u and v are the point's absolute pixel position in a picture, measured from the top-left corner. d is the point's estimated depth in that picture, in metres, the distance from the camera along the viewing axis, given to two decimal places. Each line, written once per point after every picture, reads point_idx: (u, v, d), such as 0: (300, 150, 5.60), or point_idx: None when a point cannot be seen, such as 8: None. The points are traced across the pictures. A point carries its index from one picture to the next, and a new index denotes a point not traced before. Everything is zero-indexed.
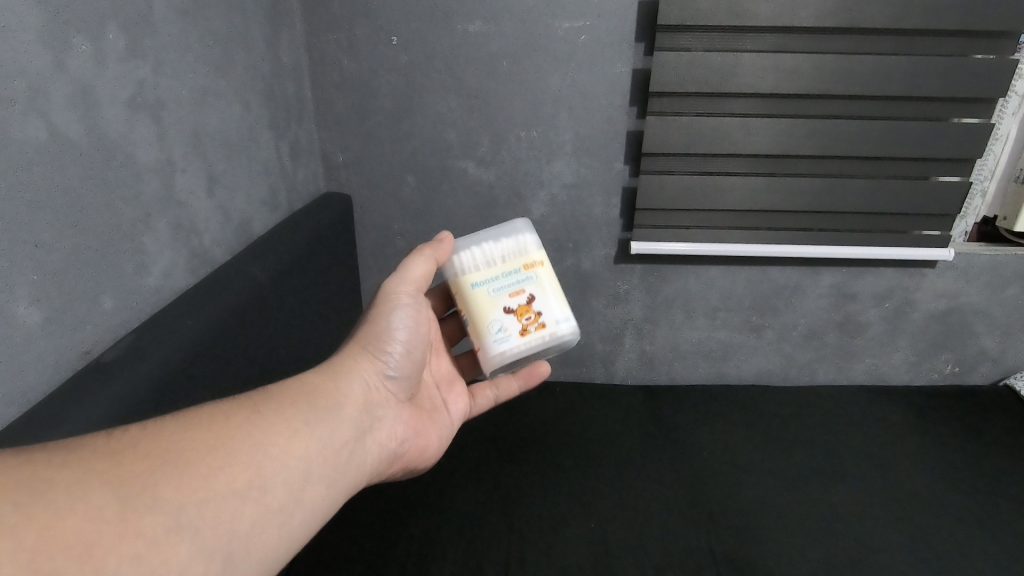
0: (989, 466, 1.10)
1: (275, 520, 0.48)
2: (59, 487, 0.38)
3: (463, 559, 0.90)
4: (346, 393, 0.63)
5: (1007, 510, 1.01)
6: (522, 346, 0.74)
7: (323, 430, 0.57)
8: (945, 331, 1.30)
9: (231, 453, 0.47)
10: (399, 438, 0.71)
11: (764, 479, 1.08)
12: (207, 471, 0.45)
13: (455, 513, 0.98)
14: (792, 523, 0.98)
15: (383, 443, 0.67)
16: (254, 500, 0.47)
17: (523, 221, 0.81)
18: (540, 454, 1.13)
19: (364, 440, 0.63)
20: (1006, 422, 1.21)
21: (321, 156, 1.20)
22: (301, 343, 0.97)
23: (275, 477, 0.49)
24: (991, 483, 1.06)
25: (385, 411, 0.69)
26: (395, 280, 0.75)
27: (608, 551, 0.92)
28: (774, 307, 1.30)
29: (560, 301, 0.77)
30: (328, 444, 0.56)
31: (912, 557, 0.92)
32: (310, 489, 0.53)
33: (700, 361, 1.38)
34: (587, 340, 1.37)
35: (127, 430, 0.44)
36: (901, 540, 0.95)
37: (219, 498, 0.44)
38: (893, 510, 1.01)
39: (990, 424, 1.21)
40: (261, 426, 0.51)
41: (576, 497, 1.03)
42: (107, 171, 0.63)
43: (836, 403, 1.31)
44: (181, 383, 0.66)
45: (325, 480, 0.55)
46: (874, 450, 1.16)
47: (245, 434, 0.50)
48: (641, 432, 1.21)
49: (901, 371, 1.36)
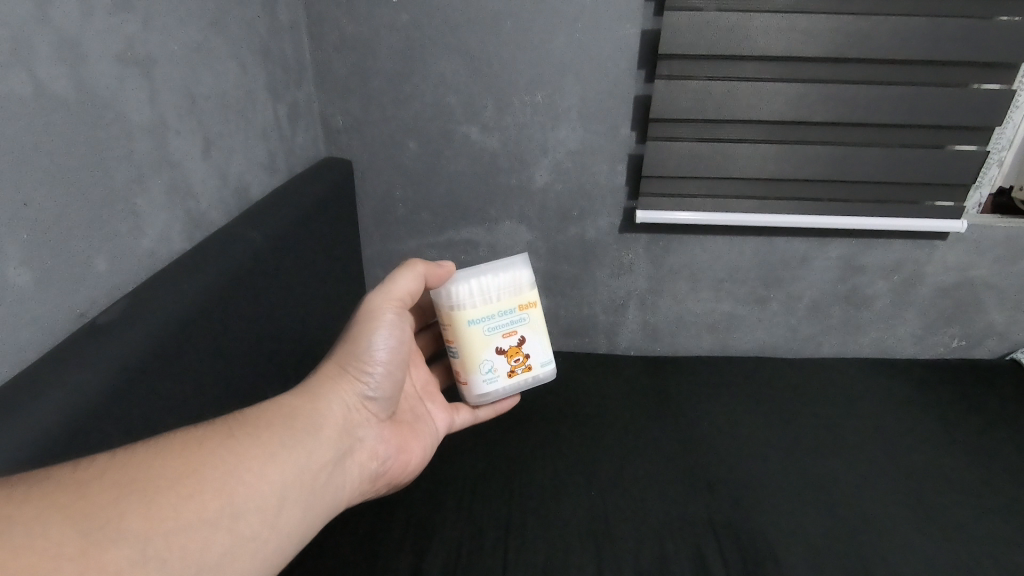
0: (991, 440, 1.10)
1: (248, 546, 0.48)
2: (15, 527, 0.38)
3: (463, 528, 0.91)
4: (326, 413, 0.62)
5: (1009, 484, 1.01)
6: (507, 385, 0.81)
7: (300, 453, 0.56)
8: (952, 304, 1.28)
9: (204, 478, 0.47)
10: (381, 457, 0.71)
11: (763, 450, 1.09)
12: (178, 500, 0.44)
13: (456, 482, 0.99)
14: (790, 496, 0.99)
15: (363, 462, 0.67)
16: (226, 528, 0.47)
17: (522, 256, 0.82)
18: (540, 424, 1.13)
19: (343, 459, 0.62)
20: (1010, 396, 1.21)
21: (321, 120, 1.17)
22: (300, 311, 0.97)
23: (250, 501, 0.49)
24: (992, 457, 1.06)
25: (366, 429, 0.68)
26: (380, 295, 0.73)
27: (607, 519, 0.93)
28: (781, 279, 1.28)
29: (545, 343, 0.83)
30: (307, 466, 0.56)
31: (910, 529, 0.93)
32: (287, 512, 0.52)
33: (704, 333, 1.37)
34: (590, 311, 1.36)
35: (95, 461, 0.44)
36: (901, 514, 0.95)
37: (189, 528, 0.44)
38: (892, 482, 1.02)
39: (994, 399, 1.20)
40: (235, 450, 0.51)
41: (575, 467, 1.03)
42: (98, 133, 0.62)
43: (840, 375, 1.30)
44: (180, 346, 0.66)
45: (303, 503, 0.55)
46: (876, 422, 1.16)
47: (221, 459, 0.49)
48: (643, 402, 1.21)
49: (906, 344, 1.35)
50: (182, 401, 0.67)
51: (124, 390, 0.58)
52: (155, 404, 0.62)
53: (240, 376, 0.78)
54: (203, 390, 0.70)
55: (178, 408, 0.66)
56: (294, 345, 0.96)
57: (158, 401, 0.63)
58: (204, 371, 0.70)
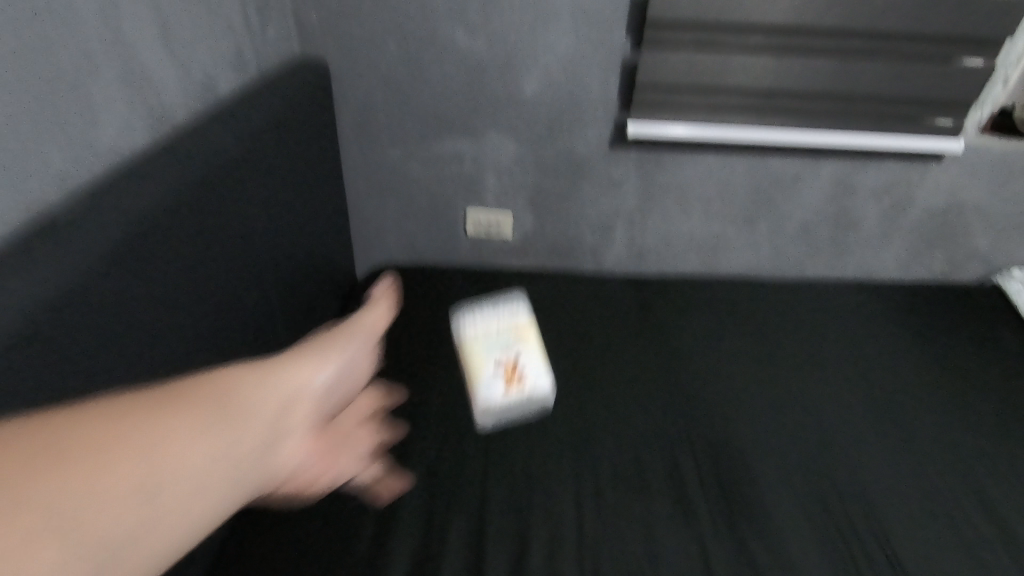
0: (962, 361, 1.14)
1: (154, 532, 0.39)
2: None
3: (439, 445, 0.97)
4: (292, 393, 0.54)
5: (971, 406, 1.06)
6: None
7: (248, 434, 0.47)
8: (941, 226, 1.28)
9: (118, 446, 0.39)
10: (334, 462, 0.60)
11: (742, 368, 1.11)
12: (70, 471, 0.36)
13: (433, 402, 1.04)
14: (759, 412, 1.03)
15: (310, 467, 0.55)
16: (129, 506, 0.38)
17: None
18: (522, 341, 1.16)
19: (300, 450, 0.53)
20: (984, 318, 1.24)
21: (293, 16, 1.08)
22: (276, 221, 0.94)
23: (167, 479, 0.41)
24: (960, 378, 1.11)
25: (327, 422, 0.59)
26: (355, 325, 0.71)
27: (584, 433, 0.98)
28: (773, 198, 1.26)
29: None
30: (255, 453, 0.47)
31: (870, 445, 0.99)
32: (213, 501, 0.44)
33: (690, 253, 1.35)
34: (576, 230, 1.33)
35: (1, 422, 0.38)
36: (867, 430, 1.01)
37: (78, 498, 0.36)
38: (860, 399, 1.07)
39: (969, 321, 1.24)
40: (168, 421, 0.43)
41: (558, 385, 1.07)
42: (36, 9, 0.55)
43: (822, 296, 1.31)
44: (145, 248, 0.63)
45: (235, 493, 0.46)
46: (853, 342, 1.18)
47: (153, 421, 0.42)
48: (625, 320, 1.22)
49: (890, 267, 1.35)
50: (137, 302, 0.63)
51: (90, 290, 0.57)
52: (122, 307, 0.61)
53: (205, 281, 0.75)
54: (160, 292, 0.67)
55: (133, 307, 0.63)
56: (268, 252, 0.92)
57: (124, 303, 0.62)
58: (160, 271, 0.66)
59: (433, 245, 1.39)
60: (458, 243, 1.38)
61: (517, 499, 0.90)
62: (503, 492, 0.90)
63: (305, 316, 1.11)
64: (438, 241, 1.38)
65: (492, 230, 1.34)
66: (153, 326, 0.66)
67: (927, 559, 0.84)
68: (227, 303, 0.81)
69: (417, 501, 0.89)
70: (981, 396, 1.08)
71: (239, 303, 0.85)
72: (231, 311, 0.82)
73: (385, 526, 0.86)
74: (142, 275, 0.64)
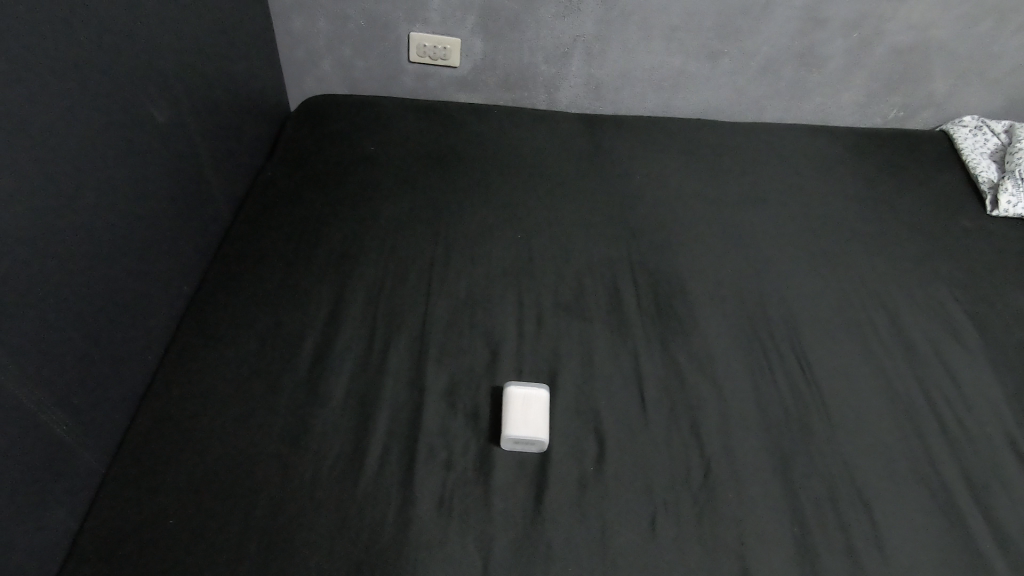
0: (899, 197, 1.23)
1: None
2: None
3: (386, 261, 0.97)
4: None
5: (903, 232, 1.15)
6: None
7: None
8: (903, 69, 1.35)
9: None
10: None
11: (689, 196, 1.17)
12: None
13: (381, 223, 1.03)
14: (697, 236, 1.09)
15: None
16: None
17: None
18: (473, 168, 1.17)
19: None
20: (921, 163, 1.32)
21: None
22: (180, 20, 0.89)
23: None
24: (886, 215, 1.18)
25: None
26: None
27: (530, 251, 1.02)
28: (739, 29, 1.26)
29: None
30: None
31: (801, 267, 1.05)
32: None
33: (649, 90, 1.37)
34: (530, 60, 1.31)
35: None
36: (796, 255, 1.07)
37: None
38: (795, 226, 1.13)
39: (905, 166, 1.31)
40: None
41: (506, 210, 1.09)
42: None
43: (776, 137, 1.34)
44: (38, 11, 0.62)
45: None
46: (795, 177, 1.25)
47: None
48: (583, 150, 1.24)
49: (847, 113, 1.43)
50: (21, 59, 0.60)
51: None
52: (22, 72, 0.61)
53: (93, 57, 0.71)
54: (46, 55, 0.64)
55: (16, 63, 0.60)
56: (169, 47, 0.87)
57: (23, 69, 0.61)
58: (47, 32, 0.64)
59: (375, 71, 1.33)
60: (399, 68, 1.32)
61: (460, 303, 0.92)
62: (451, 296, 0.93)
63: (225, 138, 1.06)
64: (381, 69, 1.32)
65: (438, 51, 1.28)
66: (47, 90, 0.64)
67: (831, 353, 0.92)
68: (127, 93, 0.78)
69: (360, 308, 0.90)
70: (900, 231, 1.15)
71: (141, 94, 0.81)
72: (130, 100, 0.78)
73: (328, 329, 0.87)
74: (38, 43, 0.62)
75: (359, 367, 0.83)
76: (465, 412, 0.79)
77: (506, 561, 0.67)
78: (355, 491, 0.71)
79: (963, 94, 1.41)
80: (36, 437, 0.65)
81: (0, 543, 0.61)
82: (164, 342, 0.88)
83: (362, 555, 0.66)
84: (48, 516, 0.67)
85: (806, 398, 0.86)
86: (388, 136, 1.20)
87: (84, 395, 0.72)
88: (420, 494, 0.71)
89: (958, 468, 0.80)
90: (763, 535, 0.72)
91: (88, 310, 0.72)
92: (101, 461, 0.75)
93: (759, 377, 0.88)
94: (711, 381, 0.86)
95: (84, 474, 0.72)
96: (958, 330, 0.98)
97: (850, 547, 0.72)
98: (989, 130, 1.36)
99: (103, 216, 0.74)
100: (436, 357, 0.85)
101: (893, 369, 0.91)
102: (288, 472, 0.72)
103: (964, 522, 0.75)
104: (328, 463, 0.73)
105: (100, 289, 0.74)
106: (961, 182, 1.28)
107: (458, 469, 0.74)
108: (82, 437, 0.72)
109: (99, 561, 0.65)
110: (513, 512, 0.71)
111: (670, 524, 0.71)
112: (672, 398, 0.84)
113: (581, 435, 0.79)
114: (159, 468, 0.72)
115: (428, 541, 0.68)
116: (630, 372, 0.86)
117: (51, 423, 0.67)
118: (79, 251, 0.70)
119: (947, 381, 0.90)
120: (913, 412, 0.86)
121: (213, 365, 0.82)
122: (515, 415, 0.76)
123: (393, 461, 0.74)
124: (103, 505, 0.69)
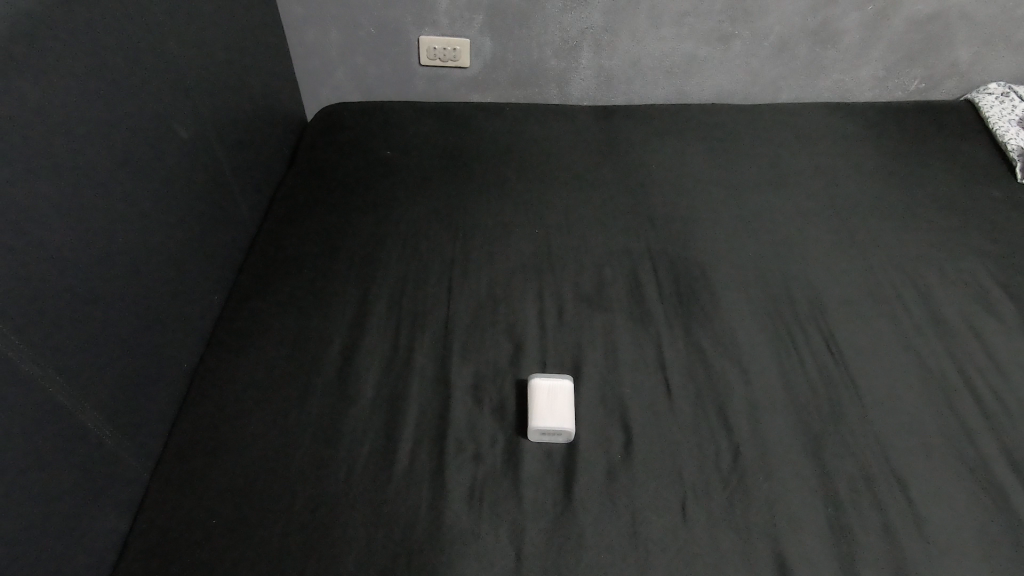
0: (923, 169, 1.20)
1: None
2: None
3: (406, 262, 0.99)
4: None
5: (928, 205, 1.12)
6: None
7: None
8: (923, 40, 1.31)
9: None
10: None
11: (706, 182, 1.16)
12: None
13: (399, 225, 1.05)
14: (714, 221, 1.08)
15: None
16: None
17: None
18: (488, 166, 1.17)
19: None
20: (946, 134, 1.28)
21: None
22: (198, 41, 0.92)
23: None
24: (911, 190, 1.15)
25: None
26: None
27: (548, 246, 1.02)
28: (749, 11, 1.25)
29: None
30: None
31: (824, 246, 1.04)
32: None
33: (661, 78, 1.36)
34: (540, 55, 1.31)
35: None
36: (818, 233, 1.06)
37: None
38: (817, 204, 1.12)
39: (930, 139, 1.27)
40: None
41: (521, 206, 1.09)
42: None
43: (793, 116, 1.32)
44: (67, 44, 0.66)
45: None
46: (815, 156, 1.22)
47: None
48: (597, 142, 1.24)
49: (867, 88, 1.40)
50: (54, 89, 0.64)
51: (26, 76, 0.61)
52: (57, 101, 0.65)
53: (112, 77, 0.73)
54: (76, 83, 0.67)
55: (43, 88, 0.63)
56: (185, 64, 0.89)
57: (58, 98, 0.65)
58: (69, 56, 0.66)
59: (388, 76, 1.35)
60: (411, 72, 1.34)
61: (481, 299, 0.94)
62: (471, 293, 0.94)
63: (246, 152, 1.09)
64: (394, 74, 1.34)
65: (448, 52, 1.29)
66: (76, 116, 0.67)
67: (859, 332, 0.90)
68: (149, 113, 0.81)
69: (383, 309, 0.92)
70: (926, 205, 1.12)
71: (166, 116, 0.84)
72: (155, 121, 0.82)
73: (353, 332, 0.89)
74: (69, 72, 0.66)
75: (385, 368, 0.85)
76: (491, 406, 0.80)
77: (537, 549, 0.68)
78: (387, 489, 0.73)
79: (989, 61, 1.36)
80: (79, 445, 0.68)
81: (55, 545, 0.65)
82: (197, 351, 0.91)
83: (397, 549, 0.68)
84: (95, 521, 0.70)
85: (835, 378, 0.85)
86: (403, 141, 1.22)
87: (125, 404, 0.76)
88: (450, 486, 0.73)
89: (997, 444, 0.78)
90: (796, 518, 0.71)
91: (125, 323, 0.76)
92: (145, 467, 0.79)
93: (784, 360, 0.87)
94: (736, 365, 0.86)
95: (128, 479, 0.75)
96: (991, 302, 0.95)
97: (886, 524, 0.71)
98: (1016, 95, 1.32)
99: (130, 231, 0.77)
100: (460, 354, 0.86)
101: (924, 346, 0.89)
102: (323, 473, 0.74)
103: (1006, 500, 0.73)
104: (360, 462, 0.75)
105: (131, 301, 0.77)
106: (988, 151, 1.24)
107: (487, 463, 0.75)
108: (124, 444, 0.75)
109: (148, 566, 0.67)
110: (542, 504, 0.72)
111: (701, 511, 0.71)
112: (697, 384, 0.84)
113: (608, 425, 0.79)
114: (200, 474, 0.74)
115: (461, 533, 0.69)
116: (654, 361, 0.86)
117: (94, 431, 0.70)
118: (108, 265, 0.73)
119: (981, 355, 0.88)
120: (947, 388, 0.84)
121: (245, 370, 0.84)
122: (540, 407, 0.77)
123: (424, 456, 0.75)
124: (148, 511, 0.72)
